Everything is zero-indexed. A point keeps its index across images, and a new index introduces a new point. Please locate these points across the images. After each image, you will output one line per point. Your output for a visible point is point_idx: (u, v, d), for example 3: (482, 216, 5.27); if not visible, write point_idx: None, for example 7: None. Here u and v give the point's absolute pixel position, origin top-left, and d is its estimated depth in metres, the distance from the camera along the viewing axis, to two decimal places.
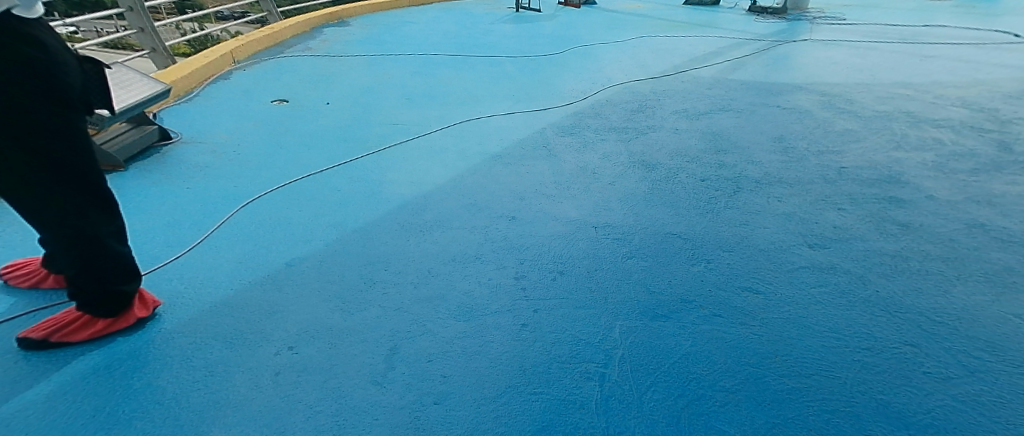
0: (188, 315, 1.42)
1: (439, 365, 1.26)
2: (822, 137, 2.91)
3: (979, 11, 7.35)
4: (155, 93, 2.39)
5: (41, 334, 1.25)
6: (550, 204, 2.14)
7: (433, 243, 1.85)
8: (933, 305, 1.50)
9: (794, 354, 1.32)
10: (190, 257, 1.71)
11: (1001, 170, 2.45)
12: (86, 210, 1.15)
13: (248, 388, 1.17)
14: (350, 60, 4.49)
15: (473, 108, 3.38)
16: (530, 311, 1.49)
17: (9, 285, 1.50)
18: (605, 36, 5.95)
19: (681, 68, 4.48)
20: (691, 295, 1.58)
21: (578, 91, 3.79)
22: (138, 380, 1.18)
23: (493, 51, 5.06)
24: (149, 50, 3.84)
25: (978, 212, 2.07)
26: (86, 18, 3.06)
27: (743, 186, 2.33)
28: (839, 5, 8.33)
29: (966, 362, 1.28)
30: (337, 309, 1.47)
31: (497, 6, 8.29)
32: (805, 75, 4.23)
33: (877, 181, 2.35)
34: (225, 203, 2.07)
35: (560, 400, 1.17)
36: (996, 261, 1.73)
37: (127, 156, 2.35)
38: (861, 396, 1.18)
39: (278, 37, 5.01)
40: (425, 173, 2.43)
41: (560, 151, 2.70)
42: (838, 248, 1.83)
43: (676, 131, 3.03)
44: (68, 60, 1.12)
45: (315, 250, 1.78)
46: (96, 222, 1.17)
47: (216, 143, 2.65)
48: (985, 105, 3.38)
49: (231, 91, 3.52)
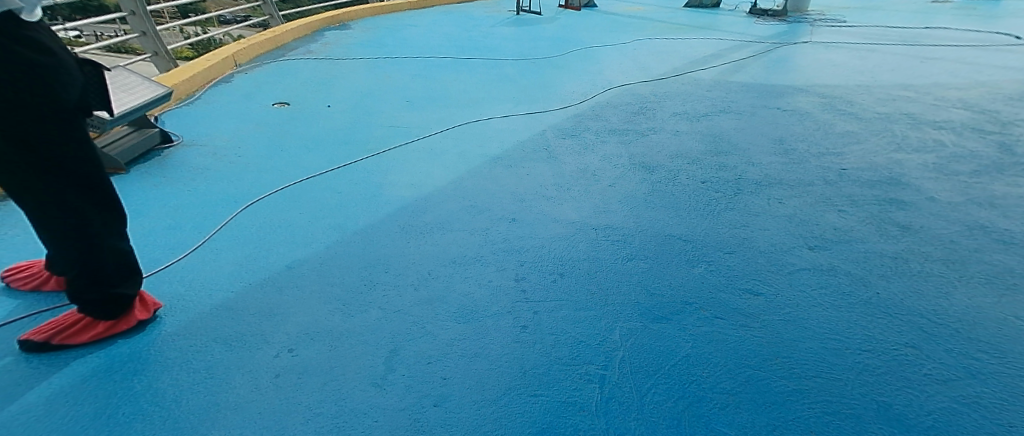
0: (189, 318, 1.42)
1: (439, 367, 1.26)
2: (822, 139, 2.91)
3: (979, 14, 7.34)
4: (157, 96, 2.40)
5: (41, 336, 1.25)
6: (550, 207, 2.15)
7: (433, 245, 1.85)
8: (935, 307, 1.50)
9: (794, 356, 1.32)
10: (191, 260, 1.71)
11: (1003, 172, 2.45)
12: (86, 212, 1.15)
13: (248, 391, 1.17)
14: (351, 63, 4.51)
15: (473, 110, 3.39)
16: (530, 313, 1.49)
17: (10, 287, 1.51)
18: (605, 39, 5.96)
19: (681, 70, 4.49)
20: (691, 297, 1.58)
21: (579, 93, 3.79)
22: (139, 383, 1.19)
23: (493, 54, 5.08)
24: (151, 54, 3.86)
25: (979, 214, 2.06)
26: (88, 22, 3.08)
27: (744, 188, 2.33)
28: (839, 7, 8.33)
29: (967, 364, 1.27)
30: (337, 311, 1.47)
31: (498, 9, 8.30)
32: (805, 77, 4.23)
33: (877, 183, 2.35)
34: (226, 206, 2.07)
35: (560, 402, 1.17)
36: (998, 263, 1.72)
37: (129, 159, 2.36)
38: (861, 398, 1.17)
39: (279, 40, 5.03)
40: (425, 175, 2.43)
41: (560, 153, 2.70)
42: (838, 250, 1.83)
43: (676, 133, 3.03)
44: (68, 63, 1.13)
45: (315, 252, 1.78)
46: (96, 224, 1.17)
47: (218, 146, 2.67)
48: (986, 107, 3.38)
49: (232, 94, 3.54)
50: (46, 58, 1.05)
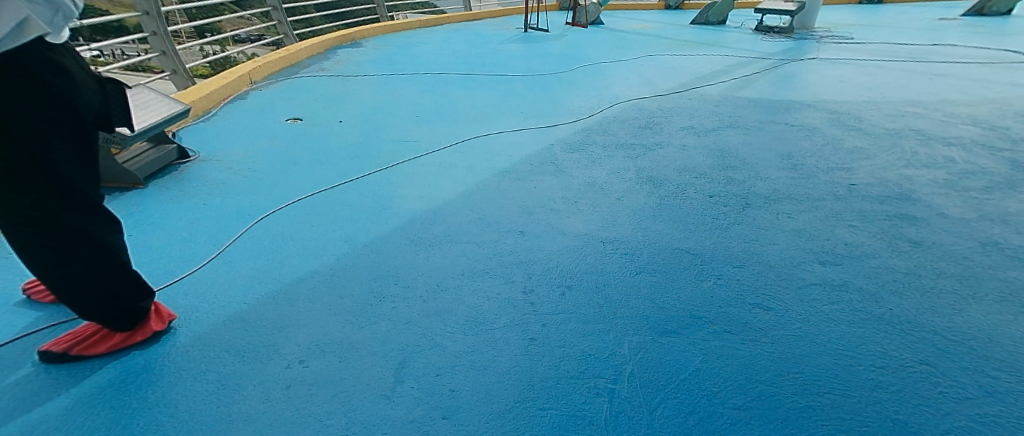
0: (202, 329, 1.45)
1: (448, 379, 1.28)
2: (831, 155, 2.91)
3: (989, 31, 7.32)
4: (175, 113, 2.47)
5: (61, 347, 1.28)
6: (558, 220, 2.17)
7: (442, 257, 1.88)
8: (949, 324, 1.48)
9: (805, 372, 1.31)
10: (206, 271, 1.75)
11: (1015, 188, 2.43)
12: (86, 229, 1.15)
13: (260, 402, 1.19)
14: (363, 80, 4.62)
15: (482, 125, 3.45)
16: (538, 325, 1.50)
17: (32, 300, 1.55)
18: (613, 55, 6.04)
19: (688, 86, 4.53)
20: (701, 311, 1.57)
21: (586, 108, 3.85)
22: (154, 394, 1.21)
23: (501, 70, 5.17)
24: (170, 72, 3.98)
25: (992, 230, 2.05)
26: (111, 42, 3.19)
27: (753, 202, 2.33)
28: (846, 24, 8.39)
29: (984, 383, 1.25)
30: (348, 323, 1.49)
31: (506, 26, 8.46)
32: (813, 93, 4.25)
33: (888, 199, 2.34)
34: (239, 219, 2.12)
35: (569, 416, 1.17)
36: (1012, 279, 1.70)
37: (146, 173, 2.42)
38: (875, 416, 1.16)
39: (292, 58, 5.14)
40: (434, 188, 2.47)
41: (568, 167, 2.73)
42: (849, 265, 1.81)
43: (683, 147, 3.05)
44: (85, 83, 1.17)
45: (326, 264, 1.81)
46: (96, 239, 1.17)
47: (233, 161, 2.74)
48: (996, 124, 3.36)
49: (247, 110, 3.64)
50: (56, 75, 1.07)
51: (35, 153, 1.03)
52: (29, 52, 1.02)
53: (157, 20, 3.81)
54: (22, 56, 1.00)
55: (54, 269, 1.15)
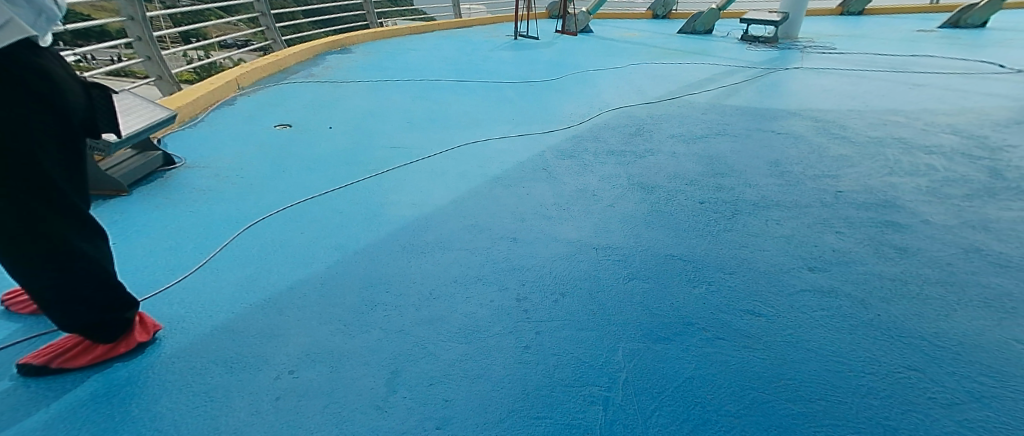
0: (189, 340, 1.42)
1: (441, 389, 1.26)
2: (817, 162, 2.97)
3: (966, 43, 7.54)
4: (161, 118, 2.43)
5: (41, 360, 1.24)
6: (550, 226, 2.17)
7: (434, 264, 1.87)
8: (935, 330, 1.51)
9: (798, 378, 1.32)
10: (192, 281, 1.71)
11: (995, 196, 2.49)
12: (69, 236, 1.11)
13: (248, 414, 1.16)
14: (353, 86, 4.61)
15: (473, 131, 3.46)
16: (531, 333, 1.50)
17: (9, 311, 1.49)
18: (602, 63, 6.10)
19: (677, 94, 4.59)
20: (693, 316, 1.58)
21: (576, 115, 3.88)
22: (138, 407, 1.18)
23: (492, 77, 5.20)
24: (155, 78, 3.92)
25: (974, 237, 2.10)
26: (95, 47, 3.13)
27: (742, 209, 2.36)
28: (829, 35, 8.58)
29: (972, 388, 1.27)
30: (338, 332, 1.47)
31: (497, 33, 8.51)
32: (798, 102, 4.33)
33: (874, 206, 2.39)
34: (227, 227, 2.09)
35: (563, 425, 1.17)
36: (994, 286, 1.74)
37: (131, 180, 2.38)
38: (866, 422, 1.18)
39: (282, 63, 5.10)
40: (425, 195, 2.46)
41: (559, 173, 2.75)
42: (837, 271, 1.85)
43: (673, 154, 3.08)
44: (72, 88, 1.15)
45: (316, 273, 1.79)
46: (79, 247, 1.13)
47: (221, 167, 2.70)
48: (974, 133, 3.46)
49: (235, 116, 3.60)
50: (43, 79, 1.04)
51: (24, 158, 1.01)
52: (16, 55, 0.99)
53: (142, 25, 3.75)
54: (10, 59, 0.98)
55: (36, 278, 1.11)
